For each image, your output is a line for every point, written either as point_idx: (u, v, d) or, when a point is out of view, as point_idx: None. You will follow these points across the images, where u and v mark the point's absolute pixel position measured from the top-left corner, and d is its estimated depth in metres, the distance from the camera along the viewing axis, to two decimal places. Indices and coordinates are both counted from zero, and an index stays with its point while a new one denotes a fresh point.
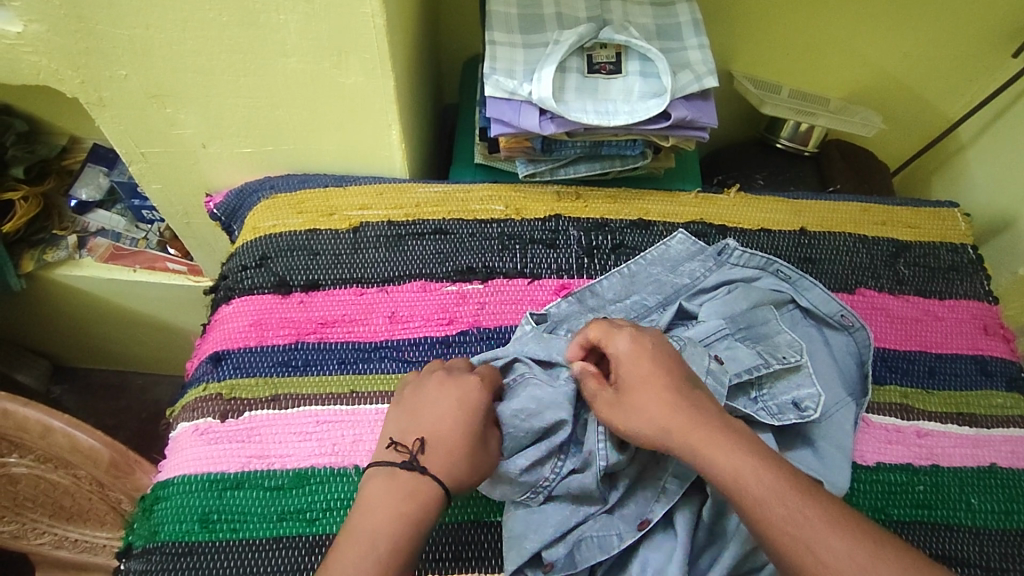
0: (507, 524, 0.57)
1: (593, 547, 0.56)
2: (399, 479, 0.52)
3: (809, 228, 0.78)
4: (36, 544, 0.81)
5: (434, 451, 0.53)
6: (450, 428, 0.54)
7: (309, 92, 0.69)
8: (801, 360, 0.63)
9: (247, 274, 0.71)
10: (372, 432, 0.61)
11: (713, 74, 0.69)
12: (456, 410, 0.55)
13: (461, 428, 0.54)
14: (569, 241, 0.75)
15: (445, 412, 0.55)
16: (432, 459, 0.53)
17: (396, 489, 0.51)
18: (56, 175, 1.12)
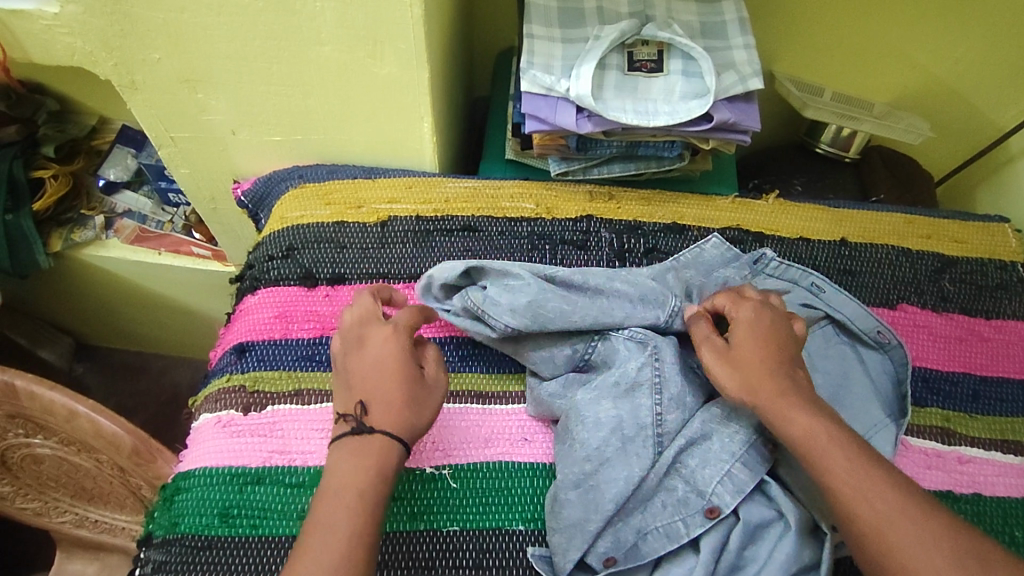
0: (564, 513, 0.55)
1: (661, 538, 0.54)
2: (361, 445, 0.51)
3: (850, 238, 0.75)
4: (57, 521, 0.82)
5: (378, 408, 0.53)
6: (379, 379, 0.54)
7: (342, 82, 0.67)
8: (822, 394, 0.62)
9: (273, 264, 0.70)
10: None
11: (758, 76, 0.66)
12: (388, 365, 0.55)
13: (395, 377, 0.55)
14: (600, 242, 0.73)
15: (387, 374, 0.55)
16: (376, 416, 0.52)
17: (355, 459, 0.50)
18: (86, 154, 1.12)
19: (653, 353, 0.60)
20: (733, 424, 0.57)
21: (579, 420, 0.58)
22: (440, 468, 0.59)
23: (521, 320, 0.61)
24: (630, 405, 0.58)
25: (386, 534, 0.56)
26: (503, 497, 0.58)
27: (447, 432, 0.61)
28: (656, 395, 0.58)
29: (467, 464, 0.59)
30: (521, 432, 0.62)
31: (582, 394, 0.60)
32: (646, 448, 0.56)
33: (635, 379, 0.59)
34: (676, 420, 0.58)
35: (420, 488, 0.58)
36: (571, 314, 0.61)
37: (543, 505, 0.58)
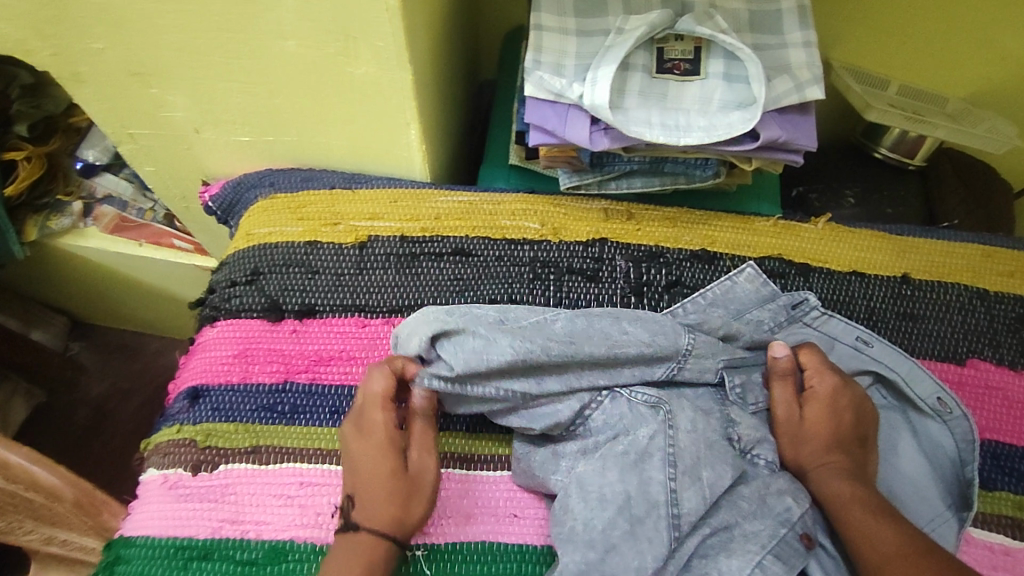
0: None
1: None
2: (350, 544, 0.48)
3: (913, 275, 0.63)
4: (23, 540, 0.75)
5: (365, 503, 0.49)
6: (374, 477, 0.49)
7: (311, 82, 0.57)
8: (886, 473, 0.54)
9: (235, 292, 0.61)
10: None
11: (818, 83, 0.54)
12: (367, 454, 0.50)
13: (373, 462, 0.50)
14: (615, 273, 0.62)
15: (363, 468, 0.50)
16: (362, 512, 0.49)
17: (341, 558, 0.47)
18: (63, 133, 1.03)
19: (666, 418, 0.51)
20: (758, 520, 0.48)
21: (580, 494, 0.49)
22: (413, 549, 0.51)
23: (525, 382, 0.52)
24: (638, 478, 0.48)
25: None
26: None
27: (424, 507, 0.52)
28: (669, 468, 0.49)
29: (444, 544, 0.51)
30: (509, 507, 0.53)
31: (586, 465, 0.50)
32: (660, 532, 0.47)
33: (646, 448, 0.50)
34: (695, 503, 0.48)
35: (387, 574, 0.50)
36: (582, 374, 0.53)
37: None
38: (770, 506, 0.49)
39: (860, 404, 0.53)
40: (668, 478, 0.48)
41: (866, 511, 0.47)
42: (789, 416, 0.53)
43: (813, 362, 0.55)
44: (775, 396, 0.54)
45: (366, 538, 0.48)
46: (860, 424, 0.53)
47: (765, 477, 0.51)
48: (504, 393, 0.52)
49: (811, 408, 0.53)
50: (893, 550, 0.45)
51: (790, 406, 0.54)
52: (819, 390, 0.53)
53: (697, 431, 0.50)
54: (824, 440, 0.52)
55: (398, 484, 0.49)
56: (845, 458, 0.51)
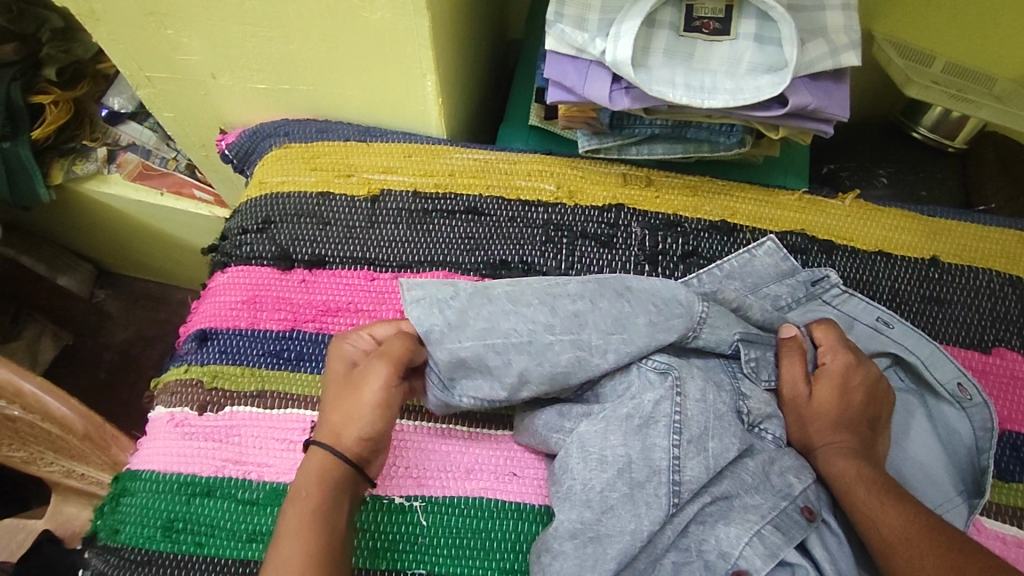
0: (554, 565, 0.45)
1: None
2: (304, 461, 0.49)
3: (942, 257, 0.60)
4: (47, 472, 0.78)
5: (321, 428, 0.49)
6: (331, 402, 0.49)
7: (328, 27, 0.56)
8: (896, 457, 0.53)
9: (247, 239, 0.61)
10: None
11: (854, 48, 0.51)
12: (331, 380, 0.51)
13: (336, 388, 0.50)
14: (629, 239, 0.60)
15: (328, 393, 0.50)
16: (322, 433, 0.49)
17: (300, 476, 0.47)
18: (91, 78, 1.04)
19: (674, 384, 0.49)
20: (759, 495, 0.48)
21: (580, 455, 0.48)
22: (409, 499, 0.51)
23: (540, 387, 0.51)
24: (640, 443, 0.48)
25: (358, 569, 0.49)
26: (479, 541, 0.50)
27: (423, 459, 0.53)
28: (673, 435, 0.48)
29: (442, 498, 0.51)
30: (508, 466, 0.53)
31: (585, 425, 0.49)
32: (659, 497, 0.46)
33: (651, 414, 0.49)
34: (698, 472, 0.47)
35: (385, 521, 0.50)
36: (593, 360, 0.51)
37: (526, 554, 0.50)
38: (773, 483, 0.48)
39: (871, 390, 0.52)
40: (672, 446, 0.47)
41: (874, 490, 0.46)
42: (797, 396, 0.52)
43: (828, 340, 0.53)
44: (783, 371, 0.53)
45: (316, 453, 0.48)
46: (871, 405, 0.51)
47: (772, 452, 0.50)
48: (511, 372, 0.50)
49: (821, 385, 0.51)
50: (898, 533, 0.43)
51: (798, 383, 0.52)
52: (830, 368, 0.52)
53: (706, 401, 0.49)
54: (829, 419, 0.50)
55: (352, 397, 0.49)
56: (853, 438, 0.50)
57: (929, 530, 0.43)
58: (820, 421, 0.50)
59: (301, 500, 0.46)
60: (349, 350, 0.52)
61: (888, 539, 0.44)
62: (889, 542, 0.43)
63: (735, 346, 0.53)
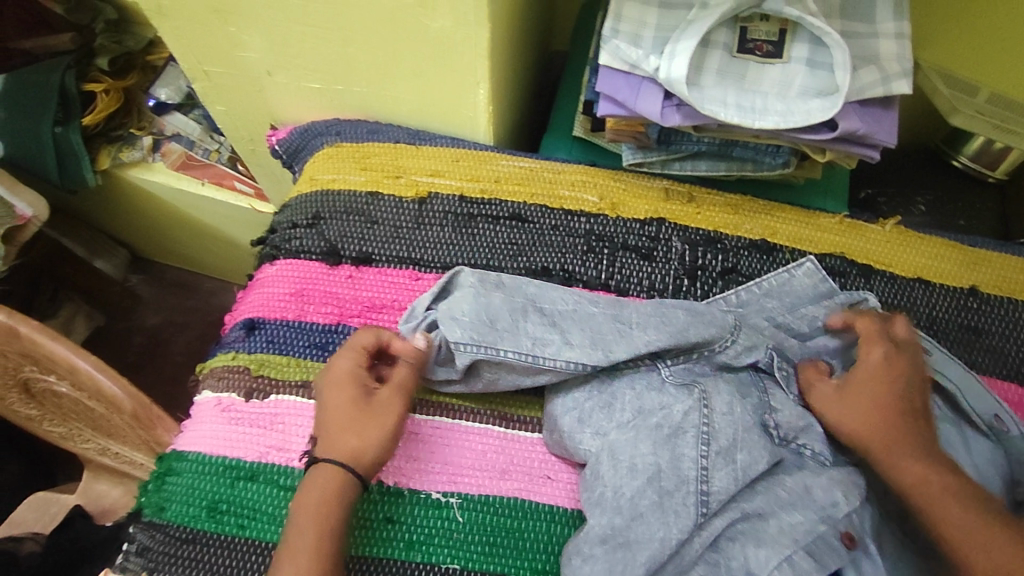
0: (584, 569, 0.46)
1: None
2: (309, 476, 0.49)
3: (981, 287, 0.61)
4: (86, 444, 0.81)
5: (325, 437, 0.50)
6: (332, 407, 0.51)
7: (390, 33, 0.58)
8: None
9: (296, 233, 0.63)
10: (426, 453, 0.54)
11: (906, 76, 0.52)
12: (332, 389, 0.52)
13: (340, 405, 0.51)
14: (669, 253, 0.61)
15: (330, 410, 0.51)
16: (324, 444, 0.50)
17: (305, 490, 0.48)
18: (140, 69, 1.07)
19: (701, 397, 0.51)
20: (797, 513, 0.47)
21: (610, 462, 0.49)
22: (447, 496, 0.52)
23: (582, 350, 0.52)
24: (670, 453, 0.49)
25: (400, 561, 0.50)
26: (513, 540, 0.51)
27: (476, 457, 0.54)
28: (701, 446, 0.49)
29: (479, 496, 0.52)
30: (543, 469, 0.54)
31: (616, 433, 0.51)
32: (687, 506, 0.47)
33: (680, 424, 0.50)
34: (726, 483, 0.48)
35: (422, 515, 0.52)
36: (636, 334, 0.53)
37: (558, 556, 0.51)
38: (811, 499, 0.48)
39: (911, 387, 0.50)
40: (699, 455, 0.48)
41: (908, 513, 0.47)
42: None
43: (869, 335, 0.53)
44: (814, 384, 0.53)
45: (327, 467, 0.49)
46: None
47: (807, 472, 0.49)
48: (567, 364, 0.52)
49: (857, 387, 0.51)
50: None
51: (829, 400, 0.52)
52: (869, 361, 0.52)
53: (733, 414, 0.50)
54: None
55: (363, 420, 0.50)
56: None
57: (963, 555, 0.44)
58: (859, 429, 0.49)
59: (312, 516, 0.47)
60: (350, 363, 0.53)
61: (938, 541, 0.44)
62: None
63: (768, 359, 0.54)
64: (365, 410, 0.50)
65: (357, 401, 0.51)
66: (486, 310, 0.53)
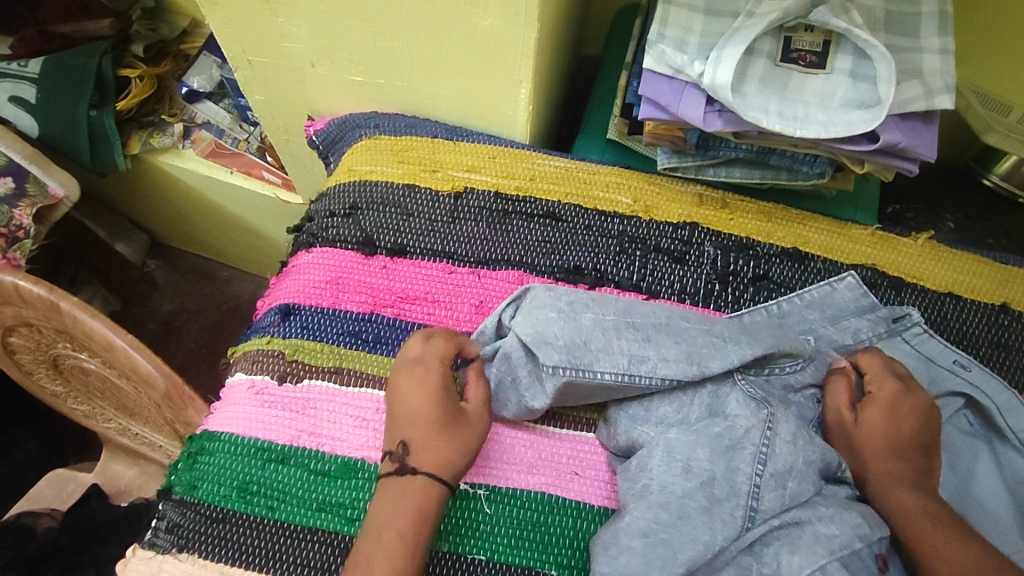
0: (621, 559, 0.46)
1: None
2: (403, 485, 0.49)
3: (1012, 305, 0.61)
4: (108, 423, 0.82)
5: (418, 445, 0.50)
6: (424, 416, 0.51)
7: (438, 30, 0.59)
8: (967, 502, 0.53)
9: (333, 222, 0.64)
10: (493, 457, 0.54)
11: (949, 92, 0.53)
12: (423, 400, 0.52)
13: (431, 413, 0.52)
14: (701, 258, 0.62)
15: (423, 414, 0.52)
16: (408, 445, 0.51)
17: (398, 496, 0.49)
18: (173, 57, 1.08)
19: (768, 416, 0.50)
20: (835, 526, 0.46)
21: (665, 459, 0.49)
22: (476, 488, 0.53)
23: (677, 367, 0.52)
24: (726, 464, 0.48)
25: (442, 554, 0.50)
26: (539, 534, 0.51)
27: (541, 460, 0.54)
28: (758, 465, 0.48)
29: (506, 488, 0.53)
30: (570, 465, 0.54)
31: (676, 433, 0.50)
32: (734, 518, 0.47)
33: (740, 438, 0.49)
34: (776, 505, 0.47)
35: (464, 509, 0.52)
36: (734, 351, 0.52)
37: (583, 551, 0.51)
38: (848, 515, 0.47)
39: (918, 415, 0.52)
40: (756, 468, 0.48)
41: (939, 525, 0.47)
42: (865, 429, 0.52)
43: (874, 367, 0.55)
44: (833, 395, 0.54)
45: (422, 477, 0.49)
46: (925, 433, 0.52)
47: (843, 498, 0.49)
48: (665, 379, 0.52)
49: (867, 412, 0.52)
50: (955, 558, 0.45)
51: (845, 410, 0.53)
52: (879, 396, 0.53)
53: (796, 444, 0.49)
54: (881, 445, 0.51)
55: (454, 424, 0.52)
56: (906, 466, 0.50)
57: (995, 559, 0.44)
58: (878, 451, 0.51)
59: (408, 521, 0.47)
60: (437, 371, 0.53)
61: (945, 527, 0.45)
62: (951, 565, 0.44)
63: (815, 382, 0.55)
64: (455, 419, 0.52)
65: (447, 409, 0.52)
66: (581, 330, 0.53)
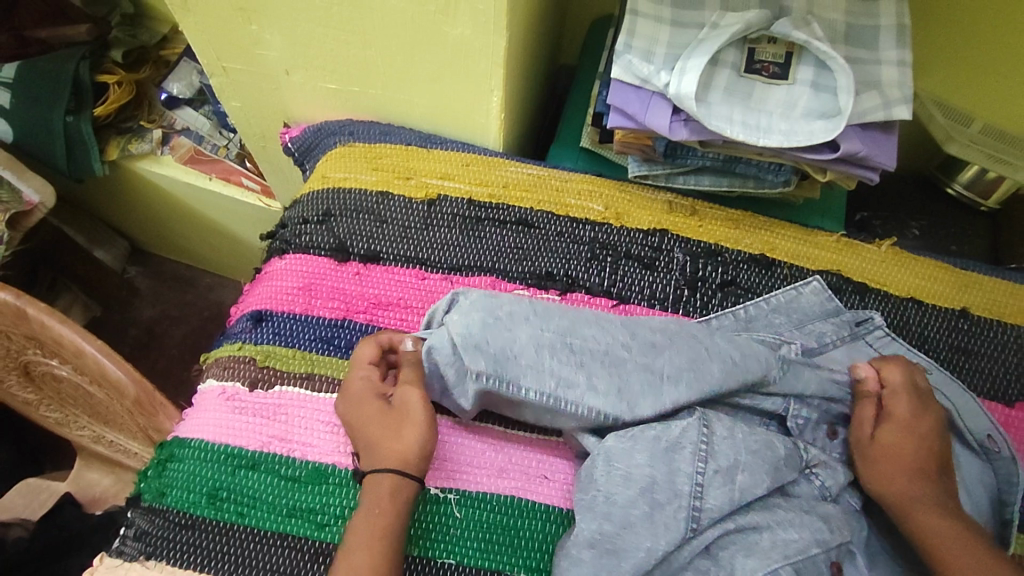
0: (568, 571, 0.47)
1: None
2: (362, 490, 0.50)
3: (973, 310, 0.62)
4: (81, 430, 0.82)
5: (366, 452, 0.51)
6: (363, 418, 0.52)
7: (409, 39, 0.59)
8: None
9: (307, 229, 0.65)
10: (465, 458, 0.55)
11: (906, 103, 0.54)
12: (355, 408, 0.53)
13: (373, 417, 0.52)
14: (671, 264, 0.63)
15: (359, 422, 0.52)
16: (369, 459, 0.51)
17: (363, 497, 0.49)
18: (153, 64, 1.08)
19: (701, 418, 0.51)
20: (795, 530, 0.47)
21: (604, 467, 0.50)
22: (445, 492, 0.53)
23: (608, 400, 0.52)
24: (666, 466, 0.49)
25: (409, 556, 0.51)
26: (508, 537, 0.52)
27: (511, 458, 0.55)
28: (698, 463, 0.49)
29: (476, 492, 0.53)
30: (540, 468, 0.55)
31: (614, 440, 0.51)
32: (677, 520, 0.47)
33: (677, 439, 0.50)
34: (720, 503, 0.48)
35: (425, 510, 0.52)
36: (666, 390, 0.52)
37: (550, 554, 0.51)
38: (810, 521, 0.48)
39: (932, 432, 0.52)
40: (694, 472, 0.49)
41: None
42: (862, 447, 0.52)
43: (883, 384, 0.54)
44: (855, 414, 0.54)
45: (381, 479, 0.49)
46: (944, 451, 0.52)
47: (810, 499, 0.50)
48: (590, 411, 0.52)
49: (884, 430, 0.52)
50: None
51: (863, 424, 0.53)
52: (897, 413, 0.53)
53: (734, 438, 0.50)
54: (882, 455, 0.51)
55: (396, 423, 0.52)
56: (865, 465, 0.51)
57: (948, 550, 0.46)
58: (892, 466, 0.51)
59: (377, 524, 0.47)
60: (363, 378, 0.54)
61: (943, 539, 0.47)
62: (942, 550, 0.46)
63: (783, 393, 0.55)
64: (394, 413, 0.52)
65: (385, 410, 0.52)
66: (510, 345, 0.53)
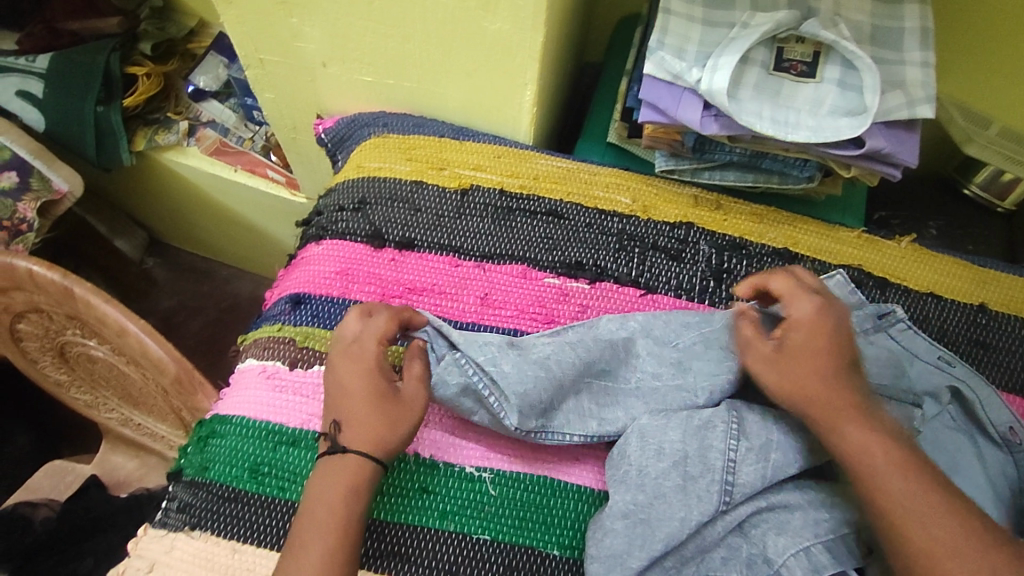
0: (606, 540, 0.49)
1: None
2: (328, 469, 0.50)
3: (991, 305, 0.64)
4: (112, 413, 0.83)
5: (351, 427, 0.51)
6: (355, 392, 0.52)
7: (448, 33, 0.62)
8: None
9: (343, 216, 0.67)
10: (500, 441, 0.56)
11: (929, 102, 0.56)
12: (352, 375, 0.52)
13: (362, 394, 0.52)
14: (697, 256, 0.65)
15: (350, 395, 0.52)
16: (350, 435, 0.50)
17: (327, 477, 0.50)
18: (180, 57, 1.11)
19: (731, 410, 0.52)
20: (825, 510, 0.48)
21: (639, 443, 0.52)
22: (480, 470, 0.55)
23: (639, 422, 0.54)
24: (699, 442, 0.51)
25: (439, 530, 0.52)
26: (541, 515, 0.53)
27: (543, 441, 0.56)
28: (730, 440, 0.50)
29: (510, 472, 0.55)
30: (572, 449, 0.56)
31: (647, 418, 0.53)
32: (710, 494, 0.49)
33: (709, 419, 0.52)
34: (753, 479, 0.49)
35: (456, 487, 0.54)
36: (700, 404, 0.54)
37: (583, 532, 0.53)
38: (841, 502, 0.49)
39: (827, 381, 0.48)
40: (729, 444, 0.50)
41: None
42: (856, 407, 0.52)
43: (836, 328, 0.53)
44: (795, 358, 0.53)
45: (349, 461, 0.50)
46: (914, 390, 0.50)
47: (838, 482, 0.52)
48: (598, 425, 0.55)
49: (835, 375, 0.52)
50: None
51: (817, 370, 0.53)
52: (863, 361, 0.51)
53: (767, 422, 0.52)
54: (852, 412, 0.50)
55: (384, 411, 0.51)
56: None
57: None
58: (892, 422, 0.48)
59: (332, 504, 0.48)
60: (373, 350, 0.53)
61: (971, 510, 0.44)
62: (894, 517, 0.43)
63: None
64: (392, 399, 0.52)
65: (382, 393, 0.52)
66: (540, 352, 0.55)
